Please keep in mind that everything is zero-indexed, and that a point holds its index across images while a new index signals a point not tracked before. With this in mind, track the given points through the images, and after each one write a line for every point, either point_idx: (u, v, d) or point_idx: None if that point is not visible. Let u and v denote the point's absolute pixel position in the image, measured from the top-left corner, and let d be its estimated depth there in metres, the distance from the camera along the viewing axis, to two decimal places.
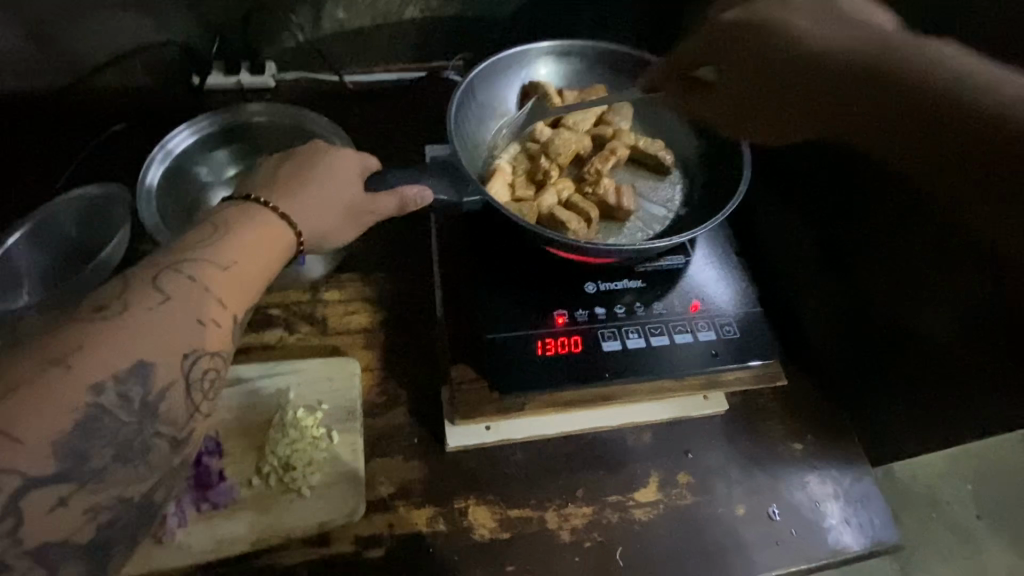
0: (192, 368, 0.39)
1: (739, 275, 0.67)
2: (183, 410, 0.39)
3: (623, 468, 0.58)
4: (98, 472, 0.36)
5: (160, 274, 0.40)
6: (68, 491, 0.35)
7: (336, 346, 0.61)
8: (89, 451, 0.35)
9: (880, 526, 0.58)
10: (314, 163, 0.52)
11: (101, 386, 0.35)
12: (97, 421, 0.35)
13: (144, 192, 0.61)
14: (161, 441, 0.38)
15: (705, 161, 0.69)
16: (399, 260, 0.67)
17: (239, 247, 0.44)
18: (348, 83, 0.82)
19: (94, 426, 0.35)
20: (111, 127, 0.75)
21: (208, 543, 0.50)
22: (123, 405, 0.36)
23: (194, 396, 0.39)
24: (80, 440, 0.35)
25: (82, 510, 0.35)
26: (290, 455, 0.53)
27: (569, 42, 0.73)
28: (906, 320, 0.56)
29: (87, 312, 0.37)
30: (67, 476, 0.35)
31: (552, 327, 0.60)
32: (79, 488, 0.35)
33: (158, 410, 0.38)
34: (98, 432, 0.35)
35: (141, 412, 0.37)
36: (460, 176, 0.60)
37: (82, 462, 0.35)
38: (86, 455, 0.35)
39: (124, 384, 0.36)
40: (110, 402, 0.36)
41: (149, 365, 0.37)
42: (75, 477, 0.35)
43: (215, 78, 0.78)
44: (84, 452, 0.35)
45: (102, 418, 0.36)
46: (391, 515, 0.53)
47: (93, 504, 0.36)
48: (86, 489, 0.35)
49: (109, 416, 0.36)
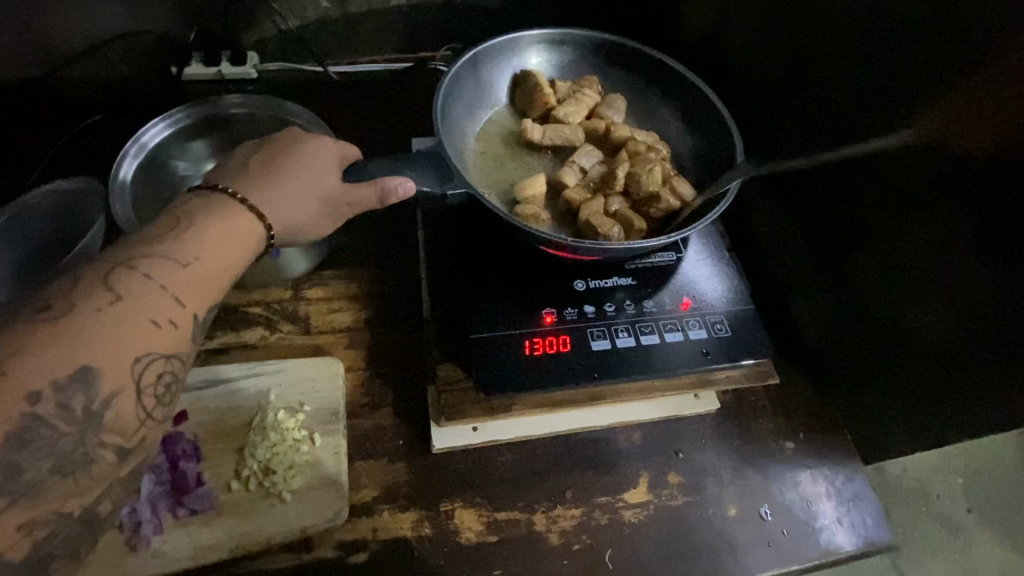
0: (143, 372, 0.37)
1: (732, 272, 0.65)
2: (134, 417, 0.37)
3: (614, 468, 0.57)
4: (33, 486, 0.34)
5: (114, 271, 0.38)
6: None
7: (319, 345, 0.60)
8: (24, 462, 0.34)
9: (872, 526, 0.57)
10: (286, 155, 0.50)
11: (37, 395, 0.33)
12: (33, 431, 0.34)
13: (117, 187, 0.59)
14: (107, 452, 0.37)
15: (695, 156, 0.68)
16: (385, 256, 0.66)
17: (201, 243, 0.42)
18: (332, 74, 0.80)
19: (29, 436, 0.34)
20: (88, 119, 0.73)
21: (185, 550, 0.48)
22: (61, 414, 0.34)
23: (147, 401, 0.38)
24: (12, 452, 0.33)
25: (17, 524, 0.34)
26: (271, 459, 0.52)
27: (563, 30, 0.71)
28: (901, 318, 0.55)
29: (28, 314, 0.35)
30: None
31: (539, 326, 0.59)
32: (12, 504, 0.34)
33: (102, 418, 0.36)
34: (28, 445, 0.34)
35: (83, 421, 0.35)
36: (447, 166, 0.56)
37: (14, 477, 0.33)
38: (21, 467, 0.34)
39: (63, 393, 0.34)
40: (47, 411, 0.34)
41: (94, 369, 0.35)
42: (9, 491, 0.33)
43: (195, 68, 0.75)
44: (18, 465, 0.33)
45: (38, 428, 0.34)
46: (375, 519, 0.52)
47: (30, 517, 0.34)
48: (19, 504, 0.34)
49: (47, 426, 0.34)
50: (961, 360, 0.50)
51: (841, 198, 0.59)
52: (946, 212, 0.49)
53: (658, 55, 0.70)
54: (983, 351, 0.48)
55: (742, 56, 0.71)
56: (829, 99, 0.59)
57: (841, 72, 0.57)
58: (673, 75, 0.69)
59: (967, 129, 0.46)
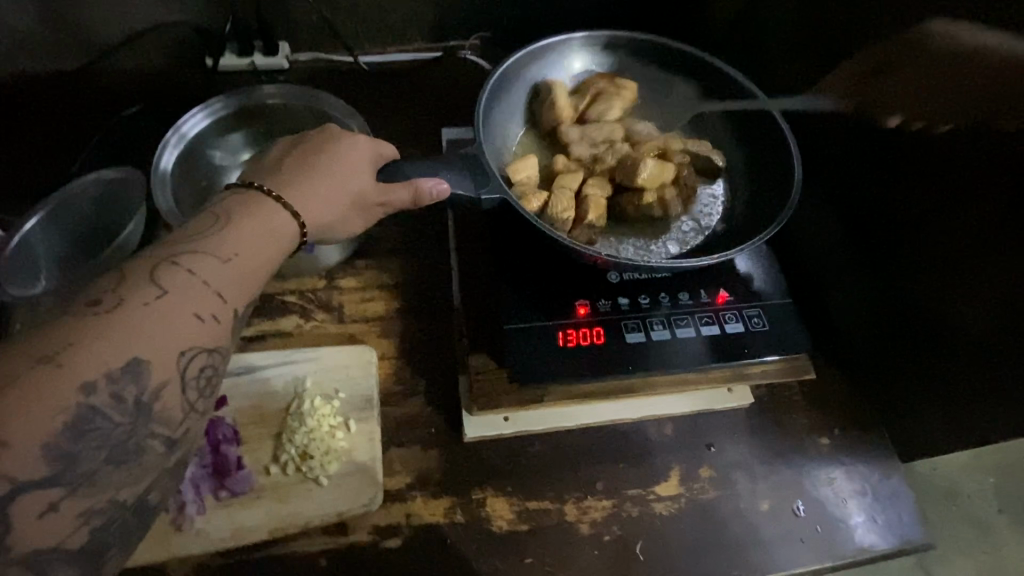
0: (188, 365, 0.38)
1: (768, 266, 0.64)
2: (178, 408, 0.38)
3: (645, 459, 0.57)
4: (88, 476, 0.35)
5: (159, 267, 0.39)
6: (57, 496, 0.34)
7: (352, 333, 0.61)
8: (80, 452, 0.34)
9: (909, 525, 0.57)
10: (322, 151, 0.51)
11: (92, 385, 0.34)
12: (85, 423, 0.34)
13: (159, 176, 0.60)
14: (156, 442, 0.37)
15: (743, 170, 0.66)
16: (415, 247, 0.66)
17: (242, 240, 0.42)
18: (363, 64, 0.80)
19: (85, 427, 0.34)
20: (125, 110, 0.74)
21: (226, 530, 0.50)
22: (115, 405, 0.35)
23: (190, 393, 0.39)
24: (70, 442, 0.34)
25: (75, 512, 0.35)
26: (308, 445, 0.53)
27: (611, 34, 0.69)
28: (941, 315, 0.53)
29: (80, 309, 0.36)
30: (56, 481, 0.34)
31: (573, 318, 0.59)
32: (69, 493, 0.34)
33: (152, 409, 0.37)
34: (85, 433, 0.34)
35: (135, 412, 0.36)
36: (484, 171, 0.56)
37: (72, 466, 0.34)
38: (78, 457, 0.34)
39: (117, 383, 0.35)
40: (101, 402, 0.35)
41: (142, 362, 0.36)
42: (66, 481, 0.34)
43: (229, 59, 0.76)
44: (72, 456, 0.34)
45: (93, 418, 0.35)
46: (408, 506, 0.53)
47: (87, 505, 0.35)
48: (80, 491, 0.35)
49: (101, 417, 0.35)
50: (995, 362, 0.49)
51: (881, 194, 0.57)
52: (984, 210, 0.48)
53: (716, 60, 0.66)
54: (1012, 353, 0.48)
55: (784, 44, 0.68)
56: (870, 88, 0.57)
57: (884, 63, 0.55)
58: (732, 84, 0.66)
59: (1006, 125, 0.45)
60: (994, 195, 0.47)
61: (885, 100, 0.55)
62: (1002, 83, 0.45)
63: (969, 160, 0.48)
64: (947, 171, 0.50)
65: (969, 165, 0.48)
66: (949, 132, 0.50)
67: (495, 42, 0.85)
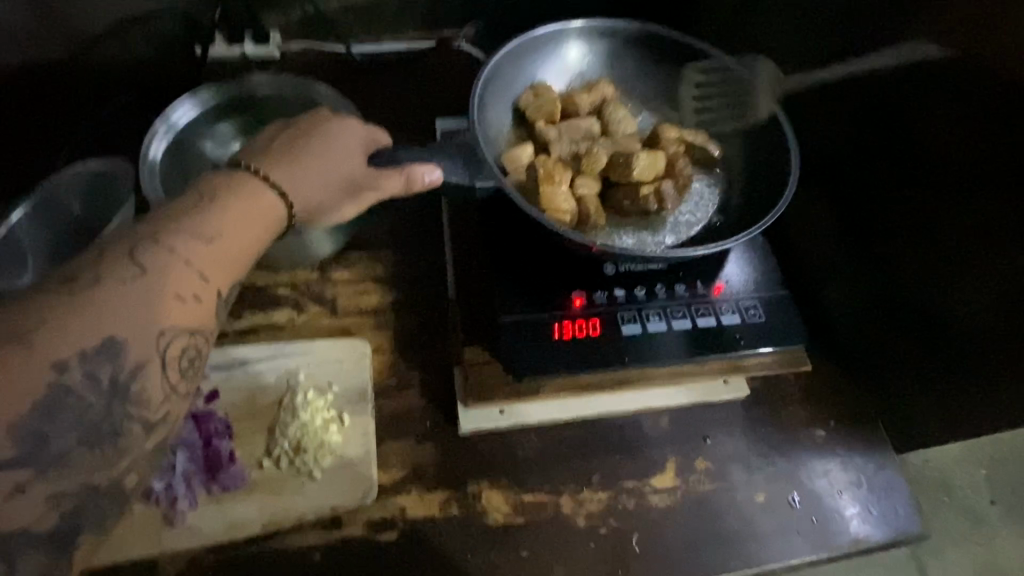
0: (169, 346, 0.38)
1: (765, 258, 0.64)
2: (159, 390, 0.37)
3: (641, 452, 0.57)
4: (59, 458, 0.35)
5: (140, 244, 0.38)
6: (25, 478, 0.34)
7: (346, 326, 0.60)
8: (51, 432, 0.34)
9: (904, 516, 0.57)
10: (312, 136, 0.49)
11: (64, 364, 0.34)
12: (58, 401, 0.34)
13: (147, 168, 0.58)
14: (134, 424, 0.37)
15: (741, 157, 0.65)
16: (409, 239, 0.65)
17: (227, 220, 0.41)
18: (354, 55, 0.78)
19: (57, 408, 0.34)
20: (115, 99, 0.74)
21: (220, 525, 0.49)
22: (89, 385, 0.35)
23: (172, 375, 0.38)
24: (40, 422, 0.34)
25: (44, 496, 0.34)
26: (301, 438, 0.52)
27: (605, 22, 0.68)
28: (942, 305, 0.53)
29: (54, 287, 0.35)
30: (23, 463, 0.34)
31: (569, 310, 0.58)
32: (38, 475, 0.34)
33: (129, 390, 0.36)
34: (57, 415, 0.34)
35: (109, 392, 0.36)
36: (478, 159, 0.55)
37: (42, 447, 0.34)
38: (47, 438, 0.34)
39: (91, 362, 0.35)
40: (75, 380, 0.34)
41: (120, 342, 0.36)
42: (36, 462, 0.34)
43: (219, 49, 0.77)
44: (44, 436, 0.34)
45: (66, 398, 0.34)
46: (403, 499, 0.53)
47: (58, 489, 0.35)
48: (46, 476, 0.34)
49: (74, 396, 0.35)
50: (996, 348, 0.50)
51: (877, 182, 0.57)
52: (983, 199, 0.48)
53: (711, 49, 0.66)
54: (1016, 336, 0.48)
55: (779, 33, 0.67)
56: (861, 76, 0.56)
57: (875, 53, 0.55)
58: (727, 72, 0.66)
59: (1007, 112, 0.45)
60: (994, 183, 0.47)
61: (878, 89, 0.55)
62: (997, 72, 0.45)
63: (968, 148, 0.48)
64: (945, 160, 0.50)
65: (967, 154, 0.48)
66: (946, 121, 0.49)
67: (489, 32, 0.84)
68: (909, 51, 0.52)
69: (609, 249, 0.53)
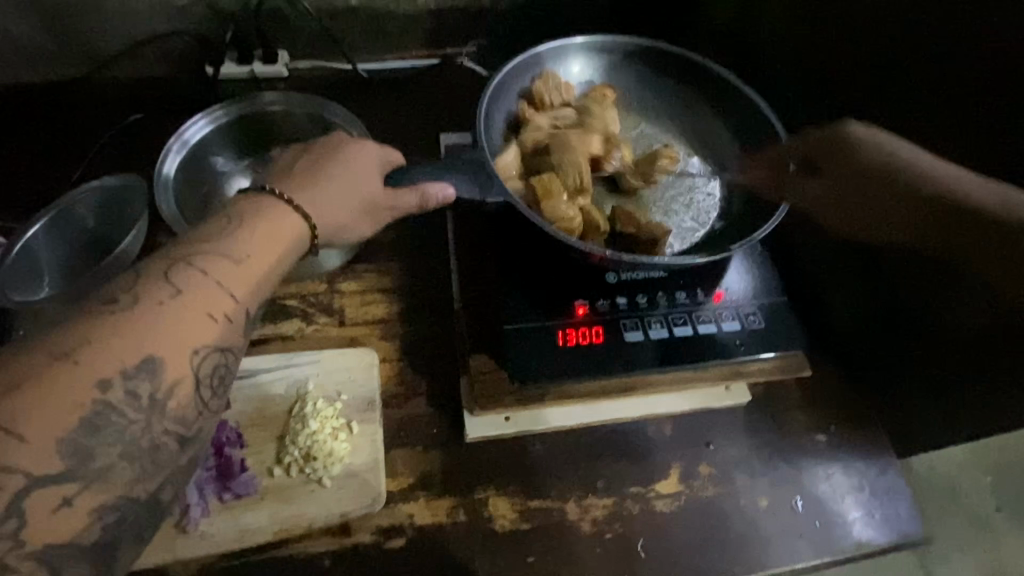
0: (201, 363, 0.39)
1: (764, 266, 0.65)
2: (191, 406, 0.38)
3: (644, 457, 0.58)
4: (102, 472, 0.35)
5: (173, 266, 0.40)
6: (73, 491, 0.34)
7: (354, 336, 0.61)
8: (96, 447, 0.35)
9: (906, 518, 0.57)
10: (332, 159, 0.51)
11: (108, 382, 0.35)
12: (101, 417, 0.35)
13: (161, 183, 0.61)
14: (169, 439, 0.38)
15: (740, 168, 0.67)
16: (415, 252, 0.67)
17: (253, 239, 0.43)
18: (361, 72, 0.81)
19: (100, 423, 0.35)
20: (127, 118, 0.75)
21: (232, 534, 0.50)
22: (130, 402, 0.36)
23: (203, 392, 0.39)
24: (85, 437, 0.34)
25: (88, 508, 0.35)
26: (311, 446, 0.53)
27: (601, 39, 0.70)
28: (936, 312, 0.54)
29: (95, 306, 0.37)
30: (70, 475, 0.34)
31: (572, 318, 0.60)
32: (85, 488, 0.35)
33: (166, 406, 0.37)
34: (101, 429, 0.35)
35: (148, 409, 0.37)
36: (487, 173, 0.56)
37: (86, 461, 0.35)
38: (92, 452, 0.35)
39: (131, 380, 0.36)
40: (116, 398, 0.35)
41: (157, 360, 0.37)
42: (81, 475, 0.34)
43: (229, 68, 0.77)
44: (89, 451, 0.35)
45: (108, 415, 0.35)
46: (412, 506, 0.53)
47: (100, 502, 0.35)
48: (92, 488, 0.35)
49: (116, 413, 0.35)
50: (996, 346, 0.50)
51: None
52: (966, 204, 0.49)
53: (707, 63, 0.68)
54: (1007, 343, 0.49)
55: (773, 48, 0.70)
56: (862, 87, 0.58)
57: (872, 69, 0.57)
58: (724, 84, 0.68)
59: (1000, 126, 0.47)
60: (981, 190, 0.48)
61: (877, 101, 0.57)
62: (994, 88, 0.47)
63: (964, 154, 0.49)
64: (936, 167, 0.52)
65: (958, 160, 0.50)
66: (940, 128, 0.51)
67: (490, 49, 0.86)
68: (907, 63, 0.54)
69: (616, 257, 0.55)
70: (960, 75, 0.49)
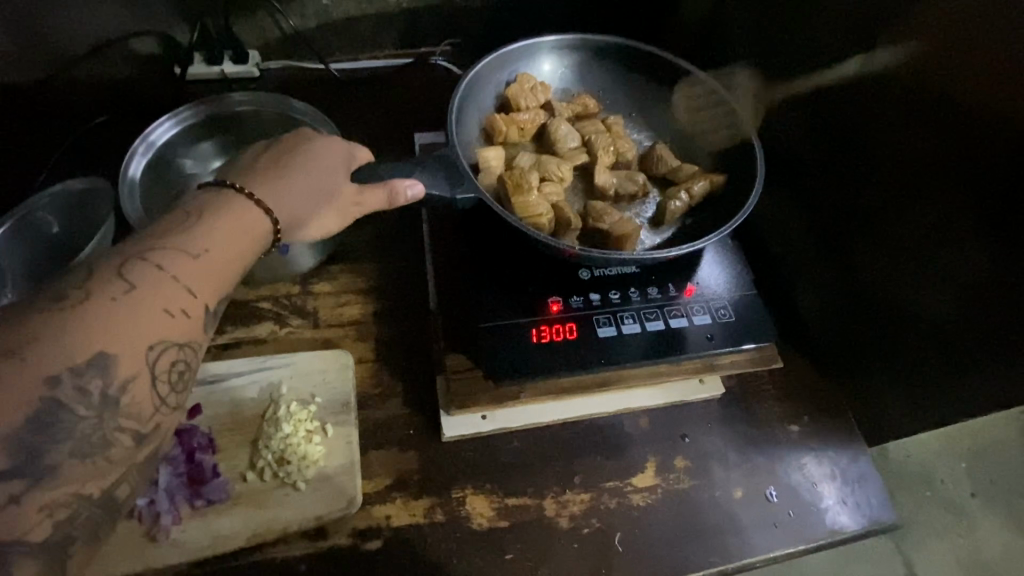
0: (158, 359, 0.38)
1: (735, 261, 0.66)
2: (148, 403, 0.38)
3: (620, 453, 0.58)
4: (52, 468, 0.35)
5: (127, 261, 0.39)
6: (19, 489, 0.34)
7: (328, 338, 0.61)
8: (44, 444, 0.34)
9: (877, 505, 0.58)
10: (296, 155, 0.50)
11: (56, 378, 0.34)
12: (50, 414, 0.34)
13: (126, 186, 0.59)
14: (124, 436, 0.37)
15: (716, 164, 0.67)
16: (390, 252, 0.66)
17: (213, 235, 0.42)
18: (334, 72, 0.80)
19: (48, 419, 0.34)
20: (93, 120, 0.74)
21: (202, 539, 0.49)
22: (81, 399, 0.35)
23: (161, 388, 0.38)
24: (32, 434, 0.34)
25: (37, 506, 0.34)
26: (284, 450, 0.53)
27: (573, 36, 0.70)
28: (900, 299, 0.56)
29: (44, 304, 0.36)
30: (19, 473, 0.34)
31: (546, 315, 0.60)
32: (33, 485, 0.34)
33: (119, 402, 0.37)
34: (49, 426, 0.34)
35: (100, 406, 0.36)
36: (458, 171, 0.56)
37: (35, 458, 0.34)
38: (41, 450, 0.34)
39: (81, 377, 0.35)
40: (66, 395, 0.35)
41: (110, 356, 0.36)
42: (29, 473, 0.34)
43: (197, 68, 0.76)
44: (37, 448, 0.34)
45: (57, 411, 0.35)
46: (388, 507, 0.53)
47: (50, 499, 0.35)
48: (41, 485, 0.34)
49: (65, 410, 0.35)
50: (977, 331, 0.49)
51: (836, 188, 0.60)
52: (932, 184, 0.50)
53: (681, 61, 0.68)
54: (968, 330, 0.50)
55: (747, 45, 0.70)
56: (841, 77, 0.58)
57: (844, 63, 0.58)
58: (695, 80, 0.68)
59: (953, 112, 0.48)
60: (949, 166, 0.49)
61: (846, 89, 0.58)
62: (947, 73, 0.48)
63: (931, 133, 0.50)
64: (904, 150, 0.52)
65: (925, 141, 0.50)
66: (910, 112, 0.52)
67: (466, 48, 0.86)
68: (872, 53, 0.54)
69: (585, 252, 0.55)
70: (923, 60, 0.50)
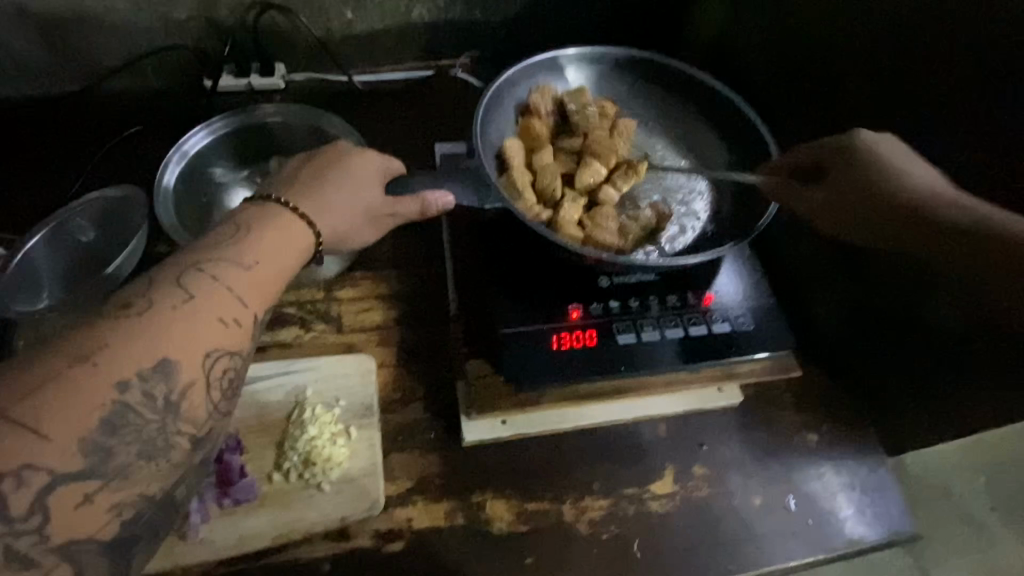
0: (212, 366, 0.39)
1: (752, 271, 0.66)
2: (203, 408, 0.39)
3: (640, 459, 0.59)
4: (121, 470, 0.36)
5: (185, 272, 0.41)
6: (93, 488, 0.35)
7: (351, 343, 0.62)
8: (117, 446, 0.35)
9: (897, 516, 0.58)
10: (333, 167, 0.52)
11: (126, 383, 0.36)
12: (121, 417, 0.36)
13: (161, 194, 0.62)
14: (182, 439, 0.39)
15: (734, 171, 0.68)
16: (411, 259, 0.68)
17: (262, 247, 0.44)
18: (356, 84, 0.83)
19: (119, 423, 0.36)
20: (125, 131, 0.76)
21: (232, 539, 0.51)
22: (148, 403, 0.37)
23: (214, 394, 0.40)
24: (104, 436, 0.35)
25: (108, 505, 0.36)
26: (309, 451, 0.54)
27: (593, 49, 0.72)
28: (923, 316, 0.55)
29: (113, 312, 0.38)
30: (90, 473, 0.35)
31: (567, 322, 0.61)
32: (104, 485, 0.35)
33: (180, 407, 0.38)
34: (121, 428, 0.36)
35: (164, 410, 0.38)
36: (485, 184, 0.58)
37: (107, 459, 0.35)
38: (112, 451, 0.35)
39: (148, 381, 0.36)
40: (135, 398, 0.36)
41: (172, 363, 0.38)
42: (101, 473, 0.35)
43: (226, 81, 0.78)
44: (110, 449, 0.35)
45: (126, 415, 0.36)
46: (410, 510, 0.54)
47: (119, 499, 0.36)
48: (112, 485, 0.36)
49: (136, 413, 0.36)
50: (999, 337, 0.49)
51: None
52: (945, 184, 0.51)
53: (702, 76, 0.70)
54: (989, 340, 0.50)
55: (764, 57, 0.71)
56: (860, 89, 0.59)
57: (868, 77, 0.58)
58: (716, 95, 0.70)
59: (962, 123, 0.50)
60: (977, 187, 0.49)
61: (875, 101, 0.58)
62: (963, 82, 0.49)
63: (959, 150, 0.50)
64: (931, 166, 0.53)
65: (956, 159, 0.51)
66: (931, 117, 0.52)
67: (484, 60, 0.88)
68: (899, 66, 0.55)
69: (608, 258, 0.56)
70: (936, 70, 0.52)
